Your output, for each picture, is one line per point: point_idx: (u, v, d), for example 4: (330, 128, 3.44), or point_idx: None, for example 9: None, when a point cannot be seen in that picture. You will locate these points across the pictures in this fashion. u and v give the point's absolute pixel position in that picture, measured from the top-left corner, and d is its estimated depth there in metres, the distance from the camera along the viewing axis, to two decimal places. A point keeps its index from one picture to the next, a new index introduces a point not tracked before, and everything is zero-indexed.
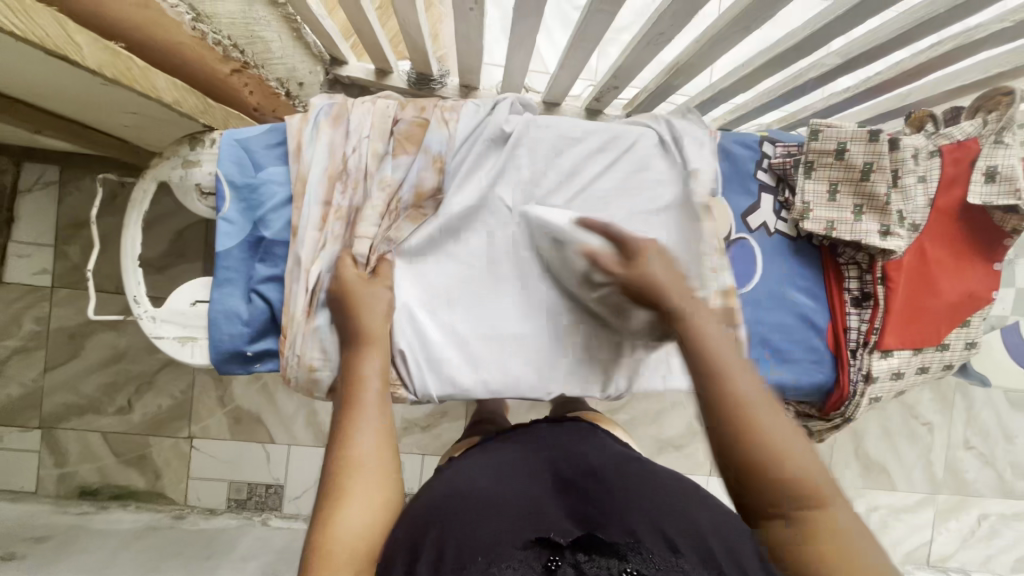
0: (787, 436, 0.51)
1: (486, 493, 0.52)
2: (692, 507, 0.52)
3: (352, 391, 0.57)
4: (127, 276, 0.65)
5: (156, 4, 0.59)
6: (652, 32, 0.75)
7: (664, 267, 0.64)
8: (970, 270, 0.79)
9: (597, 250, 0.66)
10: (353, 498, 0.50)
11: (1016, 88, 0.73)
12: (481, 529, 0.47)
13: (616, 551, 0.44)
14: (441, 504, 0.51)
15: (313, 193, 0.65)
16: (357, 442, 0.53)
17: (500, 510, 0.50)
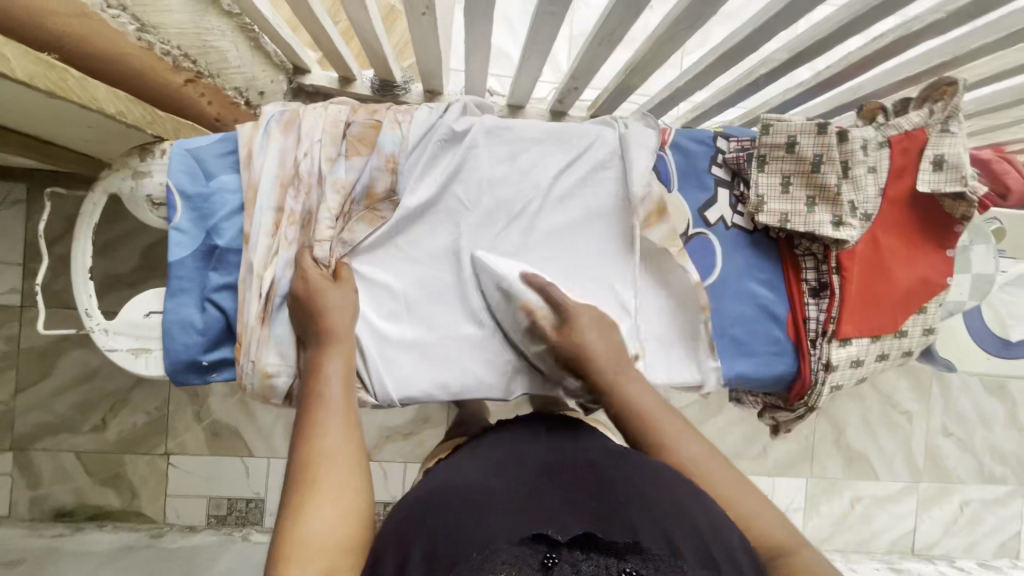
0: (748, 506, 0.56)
1: (481, 485, 0.51)
2: (688, 503, 0.50)
3: (315, 390, 0.58)
4: (79, 289, 0.64)
5: (93, 12, 0.58)
6: (602, 31, 0.76)
7: (601, 341, 0.69)
8: (923, 257, 0.81)
9: (539, 311, 0.69)
10: (317, 492, 0.50)
11: (959, 79, 0.75)
12: (475, 519, 0.46)
13: (614, 550, 0.44)
14: (434, 499, 0.49)
15: (265, 198, 0.65)
16: (323, 435, 0.54)
17: (494, 500, 0.49)
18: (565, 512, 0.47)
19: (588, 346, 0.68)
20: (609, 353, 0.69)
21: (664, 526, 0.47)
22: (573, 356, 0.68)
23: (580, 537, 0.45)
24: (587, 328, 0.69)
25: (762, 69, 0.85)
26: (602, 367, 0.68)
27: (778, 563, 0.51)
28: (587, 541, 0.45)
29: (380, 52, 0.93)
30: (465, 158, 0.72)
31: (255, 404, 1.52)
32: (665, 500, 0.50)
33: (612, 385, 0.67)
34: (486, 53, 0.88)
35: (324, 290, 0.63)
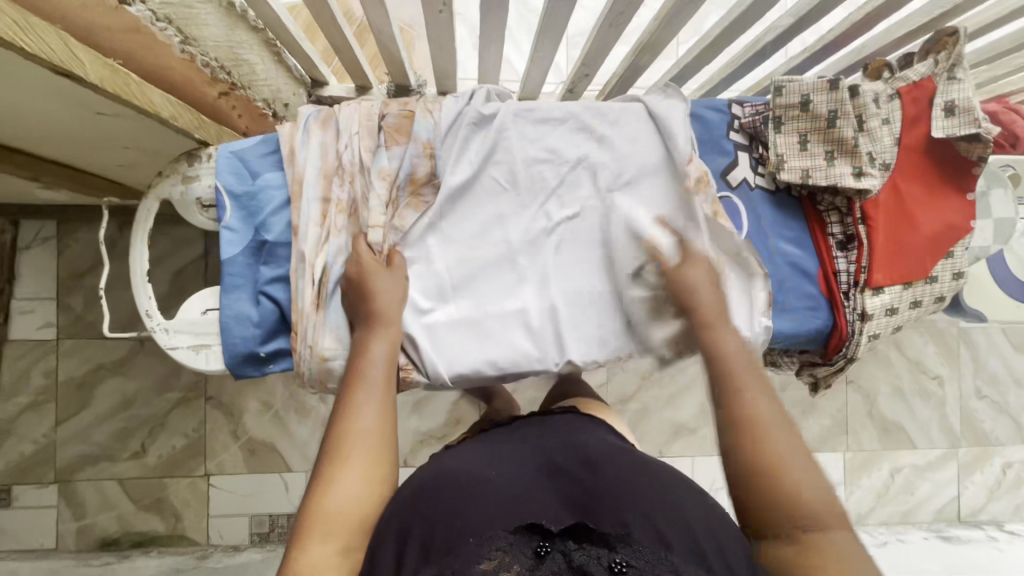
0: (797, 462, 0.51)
1: (474, 475, 0.53)
2: (685, 503, 0.50)
3: (360, 368, 0.60)
4: (138, 292, 0.67)
5: (144, 27, 0.62)
6: (612, 13, 0.79)
7: (706, 283, 0.65)
8: (944, 202, 0.82)
9: (659, 245, 0.71)
10: (348, 467, 0.52)
11: (959, 28, 0.78)
12: (468, 509, 0.48)
13: (606, 541, 0.45)
14: (430, 489, 0.51)
15: (311, 190, 0.67)
16: (359, 415, 0.55)
17: (492, 493, 0.50)
18: (558, 508, 0.50)
19: (691, 281, 0.65)
20: (715, 294, 0.65)
21: (653, 518, 0.47)
22: (680, 286, 0.65)
23: (573, 529, 0.47)
24: (699, 270, 0.66)
25: (768, 38, 0.88)
26: (703, 299, 0.64)
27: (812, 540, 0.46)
28: (578, 533, 0.46)
29: (396, 57, 0.97)
30: (495, 140, 0.75)
31: (290, 419, 1.54)
32: (660, 496, 0.50)
33: (712, 328, 0.62)
34: (498, 47, 0.91)
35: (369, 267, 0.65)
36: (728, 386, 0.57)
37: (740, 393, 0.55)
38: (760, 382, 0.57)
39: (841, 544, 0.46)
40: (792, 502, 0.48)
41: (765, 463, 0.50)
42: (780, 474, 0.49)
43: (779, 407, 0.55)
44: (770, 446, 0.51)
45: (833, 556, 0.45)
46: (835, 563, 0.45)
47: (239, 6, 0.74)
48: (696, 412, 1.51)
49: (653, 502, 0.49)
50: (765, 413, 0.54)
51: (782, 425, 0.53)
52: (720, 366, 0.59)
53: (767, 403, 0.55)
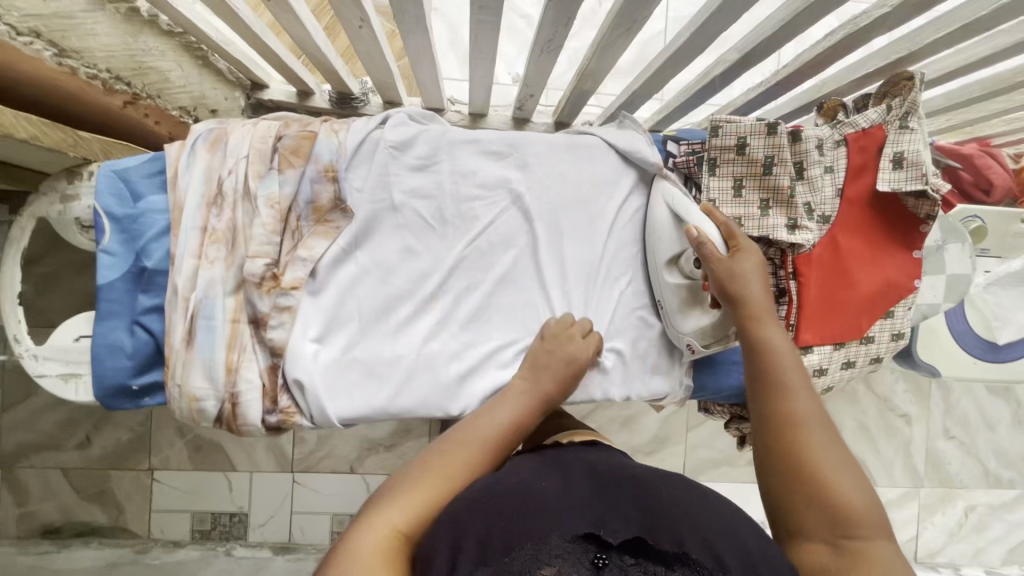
0: (851, 482, 0.50)
1: (536, 481, 0.48)
2: (740, 526, 0.45)
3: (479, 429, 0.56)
4: (7, 314, 0.63)
5: (7, 43, 0.57)
6: (540, 39, 0.74)
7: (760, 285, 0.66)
8: (887, 259, 0.77)
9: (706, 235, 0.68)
10: (409, 498, 0.47)
11: (917, 73, 0.71)
12: (536, 512, 0.43)
13: (661, 557, 0.40)
14: (483, 492, 0.46)
15: (190, 219, 0.63)
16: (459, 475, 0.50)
17: (546, 501, 0.45)
18: (611, 514, 0.44)
19: (743, 277, 0.66)
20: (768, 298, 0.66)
21: (700, 530, 0.43)
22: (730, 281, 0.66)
23: (629, 540, 0.42)
24: (754, 273, 0.66)
25: (716, 71, 0.82)
26: (755, 297, 0.65)
27: (858, 552, 0.46)
28: (638, 547, 0.41)
29: (331, 66, 0.92)
30: (427, 170, 0.72)
31: None
32: (706, 512, 0.45)
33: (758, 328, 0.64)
34: (432, 63, 0.86)
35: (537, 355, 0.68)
36: (775, 390, 0.58)
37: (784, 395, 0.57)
38: (806, 383, 0.59)
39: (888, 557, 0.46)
40: (835, 512, 0.48)
41: (807, 471, 0.51)
42: (828, 486, 0.49)
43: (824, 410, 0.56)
44: (807, 446, 0.52)
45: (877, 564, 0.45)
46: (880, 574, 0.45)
47: (143, 9, 0.71)
48: (652, 438, 1.44)
49: (690, 512, 0.45)
50: (809, 412, 0.55)
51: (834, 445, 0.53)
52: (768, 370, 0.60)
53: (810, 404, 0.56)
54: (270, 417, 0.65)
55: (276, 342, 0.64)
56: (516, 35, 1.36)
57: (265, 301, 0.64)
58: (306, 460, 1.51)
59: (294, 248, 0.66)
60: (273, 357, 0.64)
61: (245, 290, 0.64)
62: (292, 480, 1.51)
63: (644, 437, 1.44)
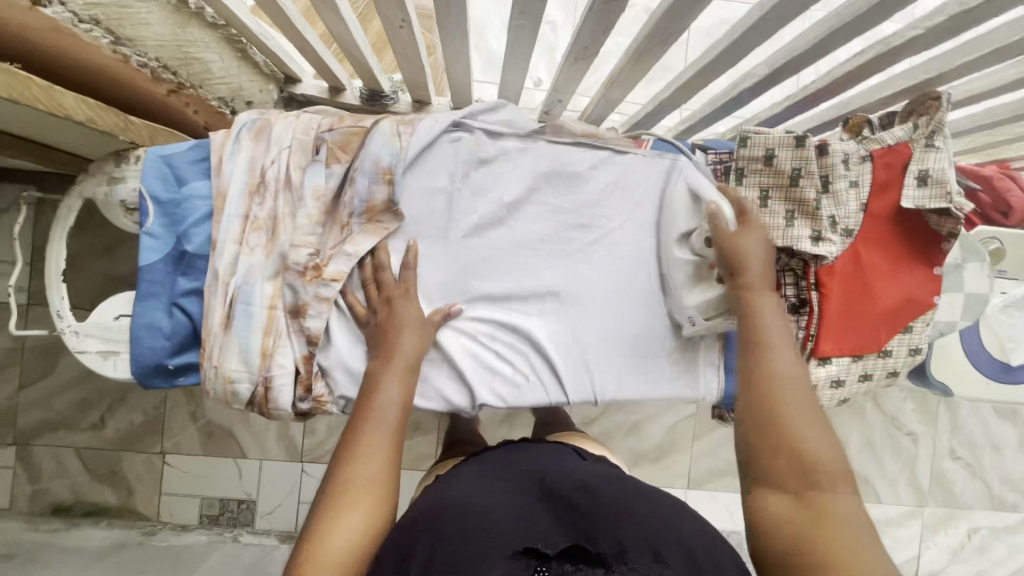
0: (816, 439, 0.54)
1: (482, 500, 0.53)
2: (680, 519, 0.51)
3: (369, 407, 0.59)
4: (51, 291, 0.65)
5: (65, 27, 0.60)
6: (576, 46, 0.75)
7: (761, 252, 0.66)
8: (908, 275, 0.78)
9: (720, 215, 0.67)
10: (350, 508, 0.51)
11: (944, 93, 0.72)
12: (479, 531, 0.47)
13: (602, 561, 0.45)
14: (429, 517, 0.50)
15: (233, 207, 0.65)
16: (363, 465, 0.54)
17: (485, 514, 0.50)
18: (549, 530, 0.48)
19: (746, 251, 0.65)
20: (767, 267, 0.65)
21: (645, 537, 0.47)
22: (730, 257, 0.66)
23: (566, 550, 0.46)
24: (754, 241, 0.67)
25: (744, 84, 0.84)
26: (755, 273, 0.65)
27: (821, 505, 0.50)
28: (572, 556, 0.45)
29: (366, 63, 0.94)
30: (475, 167, 0.74)
31: None
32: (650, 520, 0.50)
33: (754, 292, 0.65)
34: (466, 65, 0.88)
35: (398, 308, 0.67)
36: (756, 350, 0.62)
37: (764, 352, 0.61)
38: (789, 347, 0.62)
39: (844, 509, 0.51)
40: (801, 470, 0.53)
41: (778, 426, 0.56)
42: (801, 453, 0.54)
43: (800, 363, 0.61)
44: (783, 408, 0.57)
45: (830, 517, 0.50)
46: (838, 529, 0.49)
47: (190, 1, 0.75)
48: (660, 443, 1.45)
49: (639, 523, 0.49)
50: (784, 367, 0.60)
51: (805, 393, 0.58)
52: (752, 332, 0.63)
53: (788, 360, 0.60)
54: (303, 403, 0.67)
55: (314, 330, 0.66)
56: (541, 41, 1.38)
57: (306, 290, 0.66)
58: (316, 451, 1.53)
59: (340, 243, 0.68)
60: (309, 345, 0.66)
61: (284, 277, 0.65)
62: (300, 470, 1.53)
63: (651, 443, 1.45)
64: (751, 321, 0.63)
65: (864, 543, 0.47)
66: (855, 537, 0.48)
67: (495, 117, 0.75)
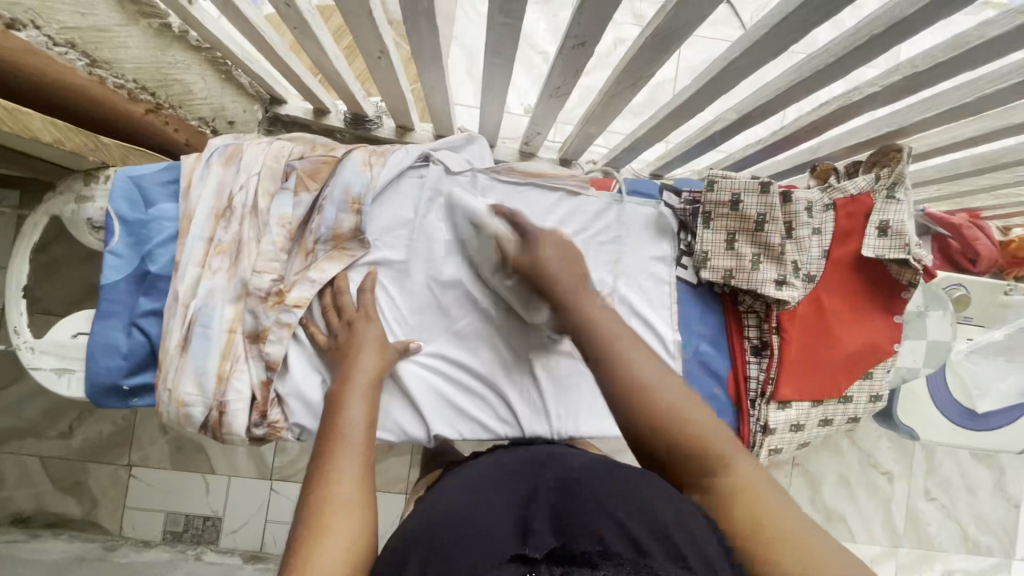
0: (702, 420, 0.51)
1: (468, 507, 0.48)
2: (661, 500, 0.45)
3: (337, 432, 0.57)
4: (9, 306, 0.65)
5: (40, 51, 0.60)
6: (549, 85, 0.77)
7: (560, 262, 0.64)
8: (869, 322, 0.79)
9: (502, 236, 0.68)
10: (332, 537, 0.47)
11: (905, 147, 0.74)
12: (462, 539, 0.43)
13: (586, 560, 0.38)
14: (415, 537, 0.45)
15: (198, 229, 0.66)
16: (337, 488, 0.51)
17: (473, 522, 0.45)
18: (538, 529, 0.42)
19: (549, 268, 0.63)
20: (571, 270, 0.63)
21: (634, 522, 0.42)
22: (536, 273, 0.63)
23: (553, 552, 0.40)
24: (549, 247, 0.65)
25: (715, 127, 0.86)
26: (561, 282, 0.62)
27: (724, 483, 0.48)
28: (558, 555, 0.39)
29: (349, 89, 0.95)
30: (444, 199, 0.76)
31: None
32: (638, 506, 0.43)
33: (572, 300, 0.61)
34: (446, 95, 0.90)
35: (358, 330, 0.66)
36: (608, 361, 0.56)
37: (615, 355, 0.56)
38: (638, 344, 0.57)
39: (746, 474, 0.48)
40: (691, 455, 0.50)
41: (660, 419, 0.51)
42: (697, 441, 0.50)
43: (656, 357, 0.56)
44: (657, 396, 0.52)
45: (737, 485, 0.47)
46: (747, 501, 0.46)
47: (174, 27, 0.76)
48: None
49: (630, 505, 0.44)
50: (648, 368, 0.54)
51: (666, 377, 0.55)
52: (594, 346, 0.58)
53: (645, 360, 0.56)
54: (256, 428, 0.67)
55: (273, 356, 0.66)
56: (531, 69, 1.41)
57: (269, 315, 0.66)
58: (287, 469, 1.51)
59: (306, 269, 0.68)
60: (268, 370, 0.66)
61: (245, 302, 0.65)
62: (269, 488, 1.51)
63: None
64: (587, 332, 0.58)
65: (767, 499, 0.46)
66: (762, 505, 0.46)
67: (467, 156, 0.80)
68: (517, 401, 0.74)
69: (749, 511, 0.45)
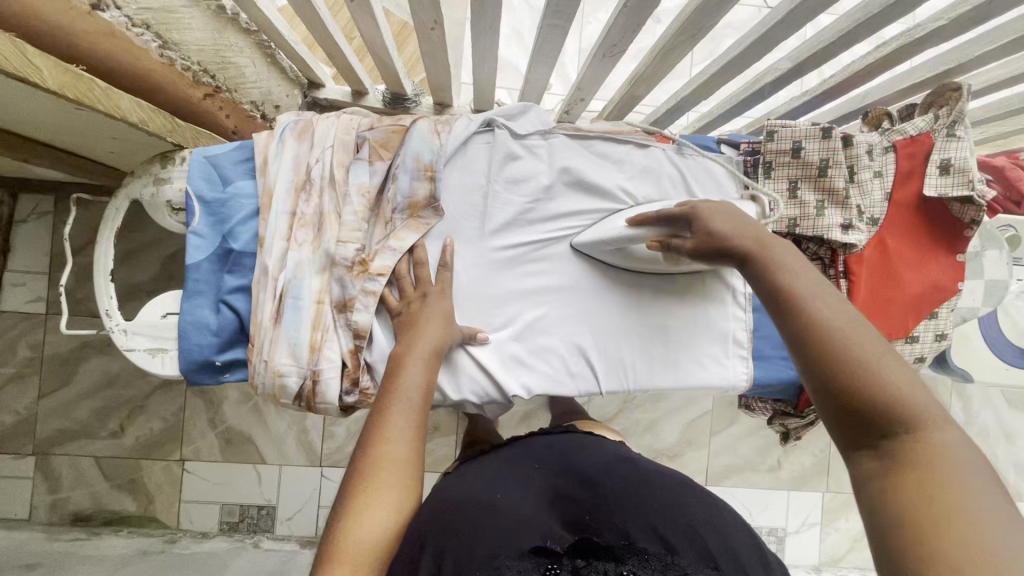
0: (903, 378, 0.44)
1: (495, 493, 0.51)
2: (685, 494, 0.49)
3: (392, 387, 0.58)
4: (100, 290, 0.68)
5: (119, 31, 0.62)
6: (605, 43, 0.77)
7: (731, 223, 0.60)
8: (934, 263, 0.79)
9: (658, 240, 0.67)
10: (380, 495, 0.50)
11: (963, 84, 0.74)
12: (488, 533, 0.45)
13: (612, 553, 0.43)
14: (446, 510, 0.49)
15: (280, 204, 0.67)
16: (388, 446, 0.52)
17: (497, 505, 0.48)
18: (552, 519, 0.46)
19: (722, 229, 0.60)
20: (743, 226, 0.60)
21: (653, 520, 0.45)
22: (714, 240, 0.60)
23: (578, 545, 0.44)
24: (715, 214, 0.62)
25: (767, 78, 0.86)
26: (742, 242, 0.58)
27: (921, 447, 0.41)
28: (587, 549, 0.44)
29: (392, 67, 0.96)
30: (513, 160, 0.76)
31: (268, 409, 1.42)
32: (656, 497, 0.48)
33: (760, 254, 0.57)
34: (494, 63, 0.90)
35: (430, 303, 0.67)
36: (789, 311, 0.51)
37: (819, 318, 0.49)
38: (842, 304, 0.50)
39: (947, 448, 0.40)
40: (897, 415, 0.42)
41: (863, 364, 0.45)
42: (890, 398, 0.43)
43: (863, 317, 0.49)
44: (846, 335, 0.47)
45: (930, 454, 0.40)
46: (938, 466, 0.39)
47: (228, 8, 0.78)
48: (678, 441, 1.39)
49: (650, 504, 0.47)
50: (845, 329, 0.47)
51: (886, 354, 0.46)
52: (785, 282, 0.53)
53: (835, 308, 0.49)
54: (349, 396, 0.68)
55: (360, 324, 0.67)
56: None
57: (354, 284, 0.67)
58: None
59: (385, 237, 0.69)
60: (355, 339, 0.67)
61: (331, 272, 0.67)
62: (319, 474, 1.42)
63: (669, 440, 1.39)
64: (779, 270, 0.54)
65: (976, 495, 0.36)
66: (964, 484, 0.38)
67: (533, 117, 0.79)
68: (596, 359, 0.76)
69: (929, 497, 0.38)
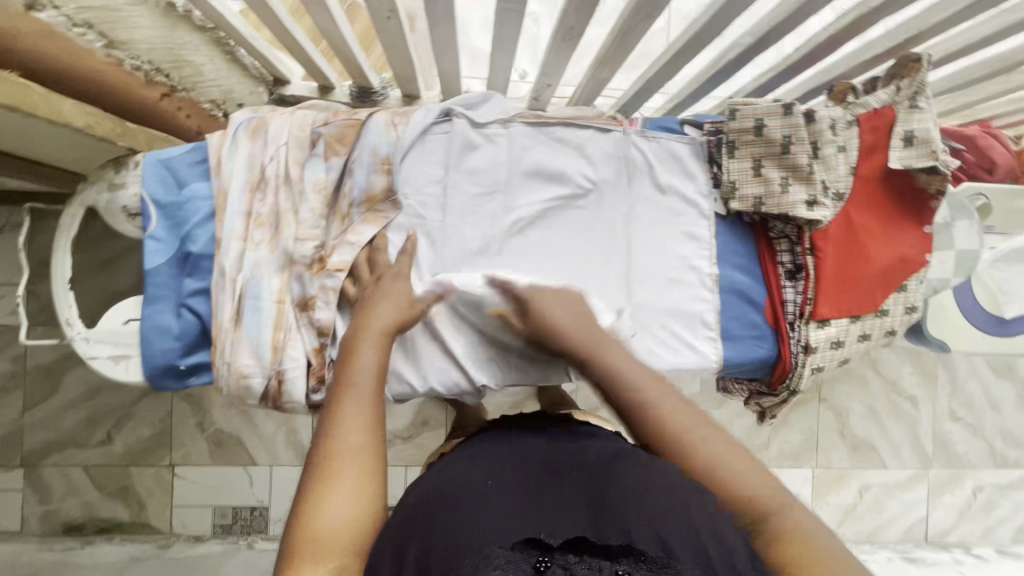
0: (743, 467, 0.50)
1: (482, 488, 0.51)
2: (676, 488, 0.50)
3: (348, 377, 0.57)
4: (59, 299, 0.67)
5: (60, 31, 0.61)
6: (561, 27, 0.76)
7: (569, 313, 0.64)
8: (900, 236, 0.79)
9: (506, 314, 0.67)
10: (339, 483, 0.49)
11: (924, 55, 0.74)
12: (474, 532, 0.45)
13: (606, 551, 0.43)
14: (435, 508, 0.49)
15: (235, 203, 0.67)
16: (342, 435, 0.52)
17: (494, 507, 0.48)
18: (559, 519, 0.47)
19: (559, 323, 0.63)
20: (581, 320, 0.63)
21: (651, 522, 0.46)
22: (549, 335, 0.63)
23: (573, 541, 0.44)
24: (549, 302, 0.64)
25: (730, 55, 0.85)
26: (571, 337, 0.62)
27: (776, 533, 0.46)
28: (580, 546, 0.44)
29: (354, 61, 0.94)
30: (472, 150, 0.75)
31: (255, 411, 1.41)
32: (655, 498, 0.48)
33: (594, 352, 0.61)
34: (455, 51, 0.88)
35: (384, 286, 0.65)
36: (642, 416, 0.55)
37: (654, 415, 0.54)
38: (666, 392, 0.56)
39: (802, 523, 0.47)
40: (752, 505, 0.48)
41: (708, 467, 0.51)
42: (725, 479, 0.50)
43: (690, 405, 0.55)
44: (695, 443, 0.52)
45: (790, 535, 0.46)
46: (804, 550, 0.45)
47: (179, 5, 0.76)
48: None
49: (650, 506, 0.47)
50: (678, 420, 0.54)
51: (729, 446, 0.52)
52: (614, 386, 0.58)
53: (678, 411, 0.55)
54: (315, 395, 0.67)
55: (322, 320, 0.66)
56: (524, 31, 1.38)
57: (314, 282, 0.67)
58: None
59: (343, 233, 0.68)
60: (320, 336, 0.67)
61: (291, 270, 0.67)
62: None
63: None
64: (613, 377, 0.58)
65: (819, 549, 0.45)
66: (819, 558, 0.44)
67: (493, 106, 0.78)
68: None
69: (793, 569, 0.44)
